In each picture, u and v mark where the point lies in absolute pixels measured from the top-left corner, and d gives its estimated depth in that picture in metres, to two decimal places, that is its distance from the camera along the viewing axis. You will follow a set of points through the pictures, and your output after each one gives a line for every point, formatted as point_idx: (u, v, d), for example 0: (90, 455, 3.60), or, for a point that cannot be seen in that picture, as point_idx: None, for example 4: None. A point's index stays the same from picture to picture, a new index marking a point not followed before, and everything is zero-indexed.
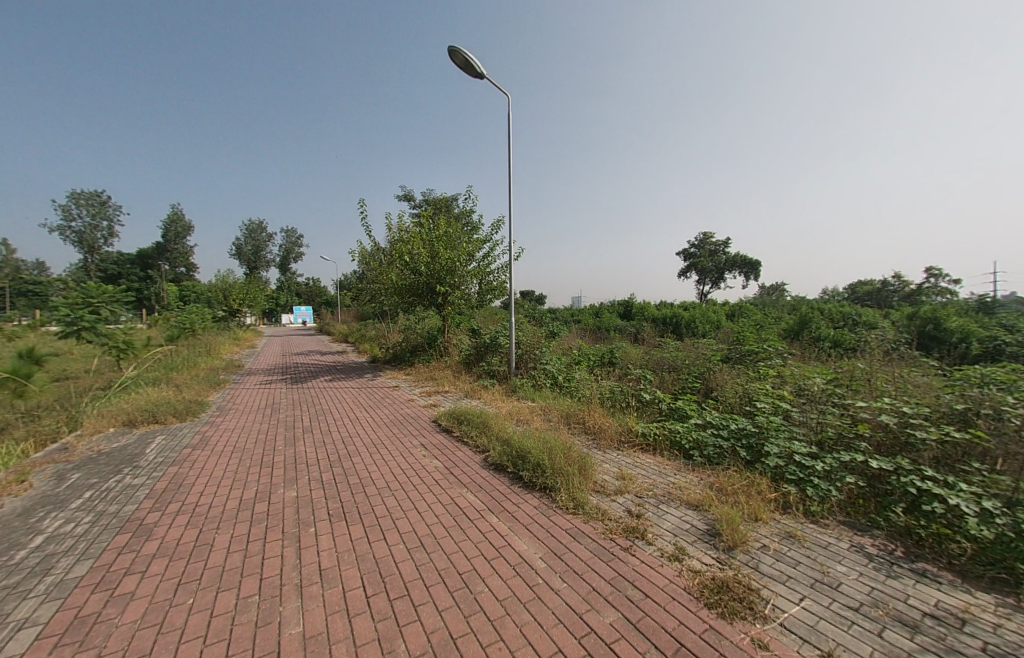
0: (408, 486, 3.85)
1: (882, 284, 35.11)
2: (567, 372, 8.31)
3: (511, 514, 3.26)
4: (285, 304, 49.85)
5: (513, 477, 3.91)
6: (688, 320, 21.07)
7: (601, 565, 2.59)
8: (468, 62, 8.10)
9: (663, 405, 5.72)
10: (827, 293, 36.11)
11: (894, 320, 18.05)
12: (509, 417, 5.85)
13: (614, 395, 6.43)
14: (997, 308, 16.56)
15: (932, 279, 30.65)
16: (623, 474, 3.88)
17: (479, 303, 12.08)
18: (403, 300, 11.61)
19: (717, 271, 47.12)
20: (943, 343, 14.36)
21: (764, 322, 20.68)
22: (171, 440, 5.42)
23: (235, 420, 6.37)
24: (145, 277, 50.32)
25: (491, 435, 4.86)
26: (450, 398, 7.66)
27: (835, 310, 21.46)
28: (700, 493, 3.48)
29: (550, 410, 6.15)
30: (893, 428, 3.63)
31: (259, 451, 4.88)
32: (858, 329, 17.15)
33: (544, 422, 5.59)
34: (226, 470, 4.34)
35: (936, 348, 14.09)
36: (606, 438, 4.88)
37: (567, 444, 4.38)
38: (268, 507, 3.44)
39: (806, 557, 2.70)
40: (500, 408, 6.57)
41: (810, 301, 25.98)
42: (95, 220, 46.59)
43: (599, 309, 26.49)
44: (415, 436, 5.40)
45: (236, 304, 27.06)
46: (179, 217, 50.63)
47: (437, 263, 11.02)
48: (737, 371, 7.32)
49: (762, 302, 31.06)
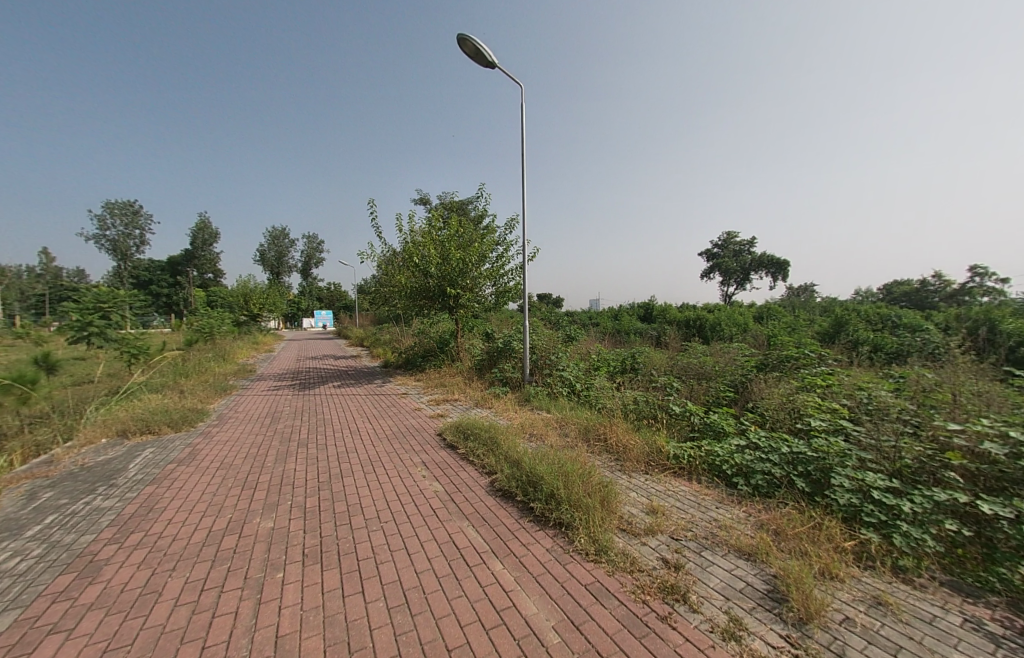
0: (402, 516, 3.32)
1: (921, 283, 33.07)
2: (586, 380, 7.69)
3: (518, 560, 2.68)
4: (306, 308, 50.65)
5: (522, 508, 3.33)
6: (713, 323, 20.05)
7: (632, 645, 1.99)
8: (478, 50, 7.63)
9: (696, 420, 5.06)
10: (859, 294, 34.27)
11: (939, 322, 16.68)
12: (521, 431, 5.28)
13: (639, 407, 5.79)
14: None
15: (976, 278, 28.60)
16: (655, 507, 3.27)
17: (493, 306, 11.58)
18: (415, 303, 11.21)
19: (742, 273, 45.49)
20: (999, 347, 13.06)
21: (795, 325, 19.47)
22: (159, 453, 5.06)
23: (231, 431, 6.00)
24: (174, 284, 52.31)
25: (500, 453, 4.32)
26: (460, 407, 7.16)
27: (872, 311, 20.07)
28: (752, 538, 2.83)
29: (566, 424, 5.55)
30: (1000, 459, 2.90)
31: (246, 469, 4.45)
32: (901, 332, 15.88)
33: (560, 438, 5.00)
34: (205, 490, 3.92)
35: (991, 354, 12.81)
36: (631, 459, 4.25)
37: (587, 468, 3.78)
38: (237, 542, 2.96)
39: (905, 638, 2.03)
40: (512, 420, 6.01)
41: (844, 302, 24.51)
42: (128, 229, 48.27)
43: (619, 312, 25.64)
44: (417, 452, 4.88)
45: (257, 308, 27.38)
46: (205, 225, 51.84)
47: (449, 264, 10.57)
48: (777, 380, 6.54)
49: (791, 303, 29.58)
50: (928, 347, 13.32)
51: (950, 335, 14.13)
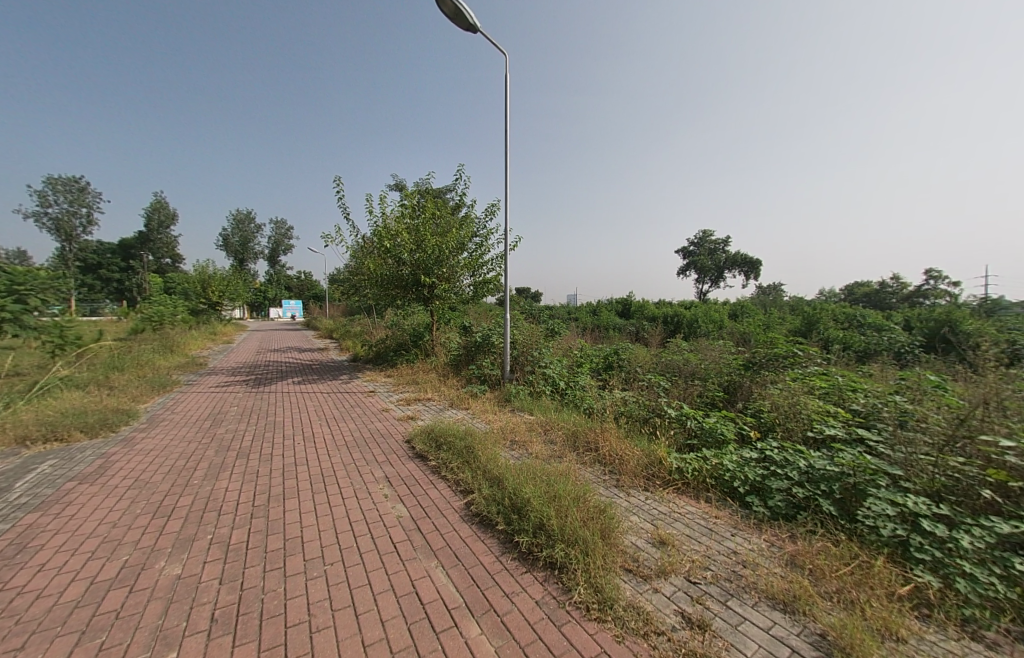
0: (355, 554, 2.66)
1: (881, 285, 34.43)
2: (570, 378, 7.16)
3: (498, 622, 2.07)
4: (273, 298, 48.26)
5: (504, 541, 2.71)
6: (690, 320, 19.99)
7: None
8: (458, 10, 6.88)
9: (694, 425, 4.57)
10: (823, 294, 35.44)
11: (903, 322, 17.15)
12: (501, 438, 4.64)
13: (630, 410, 5.28)
14: (1013, 310, 15.63)
15: (931, 281, 29.95)
16: (664, 538, 2.72)
17: (470, 297, 10.90)
18: (387, 292, 10.37)
19: (715, 271, 46.26)
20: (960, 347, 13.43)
21: (771, 322, 19.64)
22: (61, 467, 4.15)
23: (160, 437, 5.11)
24: (127, 268, 48.87)
25: (477, 467, 3.70)
26: (432, 407, 6.50)
27: (840, 310, 20.51)
28: (787, 583, 2.31)
29: (552, 430, 4.95)
30: None
31: (165, 488, 3.64)
32: (870, 330, 16.19)
33: (545, 447, 4.39)
34: (104, 520, 3.12)
35: (954, 354, 13.14)
36: (628, 473, 3.71)
37: (580, 487, 3.20)
38: (122, 604, 2.22)
39: None
40: (491, 423, 5.41)
41: (812, 301, 25.12)
42: (73, 207, 44.40)
43: (598, 307, 25.35)
44: (379, 463, 4.18)
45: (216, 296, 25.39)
46: (162, 206, 48.37)
47: (424, 251, 9.77)
48: (773, 379, 6.15)
49: (763, 301, 30.11)
50: (896, 347, 13.55)
51: (914, 335, 14.48)
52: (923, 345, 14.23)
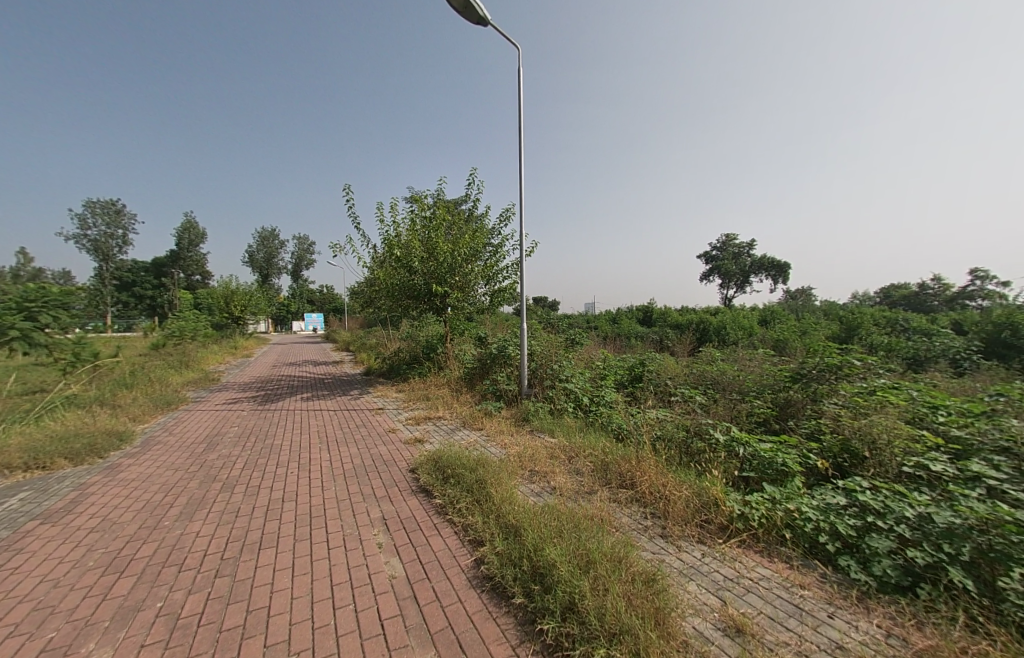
0: (330, 638, 2.05)
1: (919, 286, 32.36)
2: (594, 394, 6.49)
3: None
4: (295, 311, 49.16)
5: (523, 623, 2.07)
6: (717, 327, 18.92)
7: None
8: (468, 2, 6.45)
9: (749, 454, 3.83)
10: (857, 298, 33.53)
11: (954, 326, 15.73)
12: (518, 468, 3.99)
13: (668, 433, 4.55)
14: None
15: (977, 282, 27.92)
16: (741, 626, 2.01)
17: (486, 308, 10.39)
18: (399, 302, 9.94)
19: (740, 275, 44.61)
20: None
21: (805, 328, 18.42)
22: (29, 502, 3.73)
23: (147, 463, 4.67)
24: (159, 286, 50.82)
25: (490, 509, 3.08)
26: (444, 427, 5.94)
27: (880, 314, 19.12)
28: None
29: (577, 458, 4.27)
30: None
31: (129, 532, 3.15)
32: (917, 335, 14.88)
33: (571, 482, 3.72)
34: (44, 578, 2.62)
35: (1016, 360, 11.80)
36: (675, 518, 3.02)
37: (620, 546, 2.54)
38: None
39: None
40: (507, 447, 4.79)
41: (847, 305, 23.64)
42: (110, 228, 46.34)
43: (617, 315, 24.52)
44: (379, 499, 3.60)
45: (238, 310, 25.66)
46: (192, 225, 50.15)
47: (436, 259, 9.30)
48: (833, 394, 5.31)
49: (794, 306, 28.59)
50: (950, 353, 12.29)
51: (969, 339, 13.14)
52: (979, 351, 12.89)
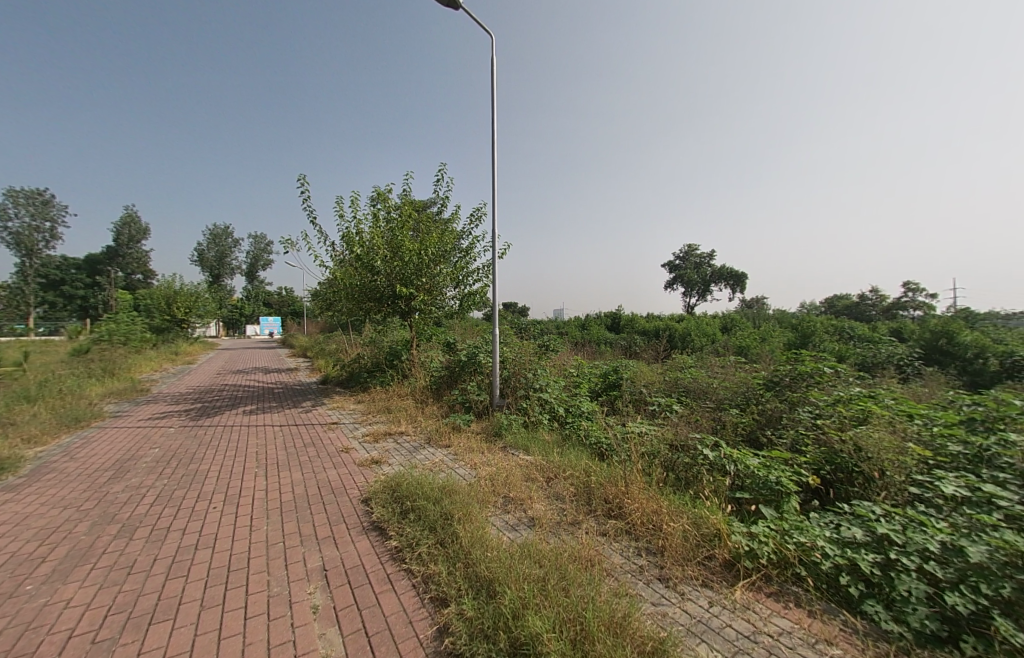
0: None
1: (860, 297, 34.62)
2: (569, 404, 6.08)
3: None
4: (249, 315, 46.35)
5: None
6: (682, 334, 19.19)
7: None
8: None
9: (739, 470, 3.48)
10: (806, 308, 35.40)
11: (896, 334, 16.62)
12: (489, 495, 3.47)
13: (655, 449, 4.16)
14: (1001, 321, 15.21)
15: (910, 293, 30.12)
16: None
17: (455, 312, 9.81)
18: (360, 305, 9.18)
19: (702, 283, 46.15)
20: (956, 359, 12.74)
21: (763, 336, 19.02)
22: None
23: (27, 499, 3.76)
24: (93, 285, 46.47)
25: (456, 556, 2.53)
26: (406, 444, 5.33)
27: (830, 322, 20.05)
28: None
29: (556, 480, 3.79)
30: None
31: None
32: (864, 342, 15.61)
33: (551, 511, 3.23)
34: None
35: (951, 366, 12.47)
36: (673, 557, 2.61)
37: (618, 604, 2.08)
38: None
39: None
40: (477, 468, 4.25)
41: (798, 313, 24.77)
42: (35, 221, 41.97)
43: (585, 321, 24.57)
44: (320, 541, 2.96)
45: (183, 313, 23.63)
46: (134, 220, 46.33)
47: (401, 260, 8.65)
48: (811, 403, 5.14)
49: (749, 314, 29.64)
50: (895, 360, 12.87)
51: (911, 347, 13.83)
52: (919, 358, 13.57)
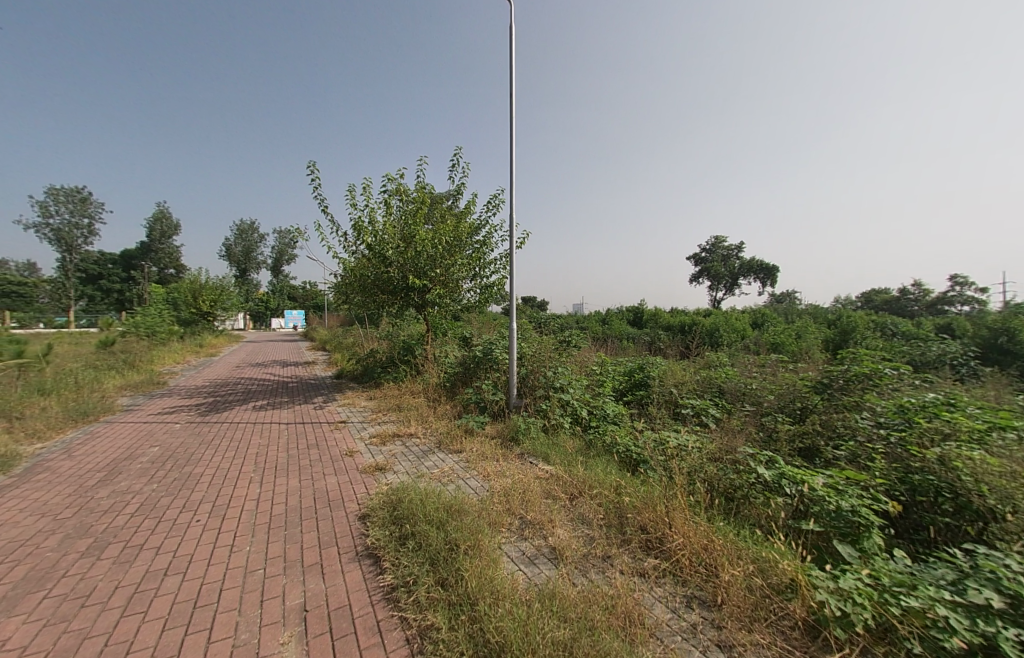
0: None
1: (900, 292, 32.48)
2: (593, 406, 5.52)
3: None
4: (274, 308, 47.27)
5: None
6: (709, 329, 18.21)
7: None
8: None
9: (803, 493, 2.85)
10: (841, 302, 33.49)
11: (946, 331, 15.25)
12: (504, 516, 2.98)
13: (697, 465, 3.57)
14: None
15: (957, 287, 28.00)
16: None
17: (471, 305, 9.34)
18: (374, 296, 8.82)
19: (729, 277, 44.34)
20: (1019, 360, 11.49)
21: (798, 332, 17.87)
22: None
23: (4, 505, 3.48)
24: (127, 279, 48.23)
25: (460, 604, 2.06)
26: (416, 447, 4.91)
27: (870, 317, 18.63)
28: None
29: (582, 499, 3.26)
30: None
31: None
32: (911, 339, 14.37)
33: (576, 539, 2.71)
34: None
35: (1013, 367, 11.26)
36: (734, 615, 2.06)
37: None
38: None
39: None
40: (490, 480, 3.77)
41: (832, 308, 23.30)
42: (74, 217, 43.71)
43: (606, 315, 23.79)
44: (305, 571, 2.53)
45: (207, 306, 24.00)
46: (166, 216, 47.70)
47: (415, 250, 8.22)
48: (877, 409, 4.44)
49: (780, 309, 28.11)
50: (948, 359, 11.69)
51: (964, 344, 12.58)
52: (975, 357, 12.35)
